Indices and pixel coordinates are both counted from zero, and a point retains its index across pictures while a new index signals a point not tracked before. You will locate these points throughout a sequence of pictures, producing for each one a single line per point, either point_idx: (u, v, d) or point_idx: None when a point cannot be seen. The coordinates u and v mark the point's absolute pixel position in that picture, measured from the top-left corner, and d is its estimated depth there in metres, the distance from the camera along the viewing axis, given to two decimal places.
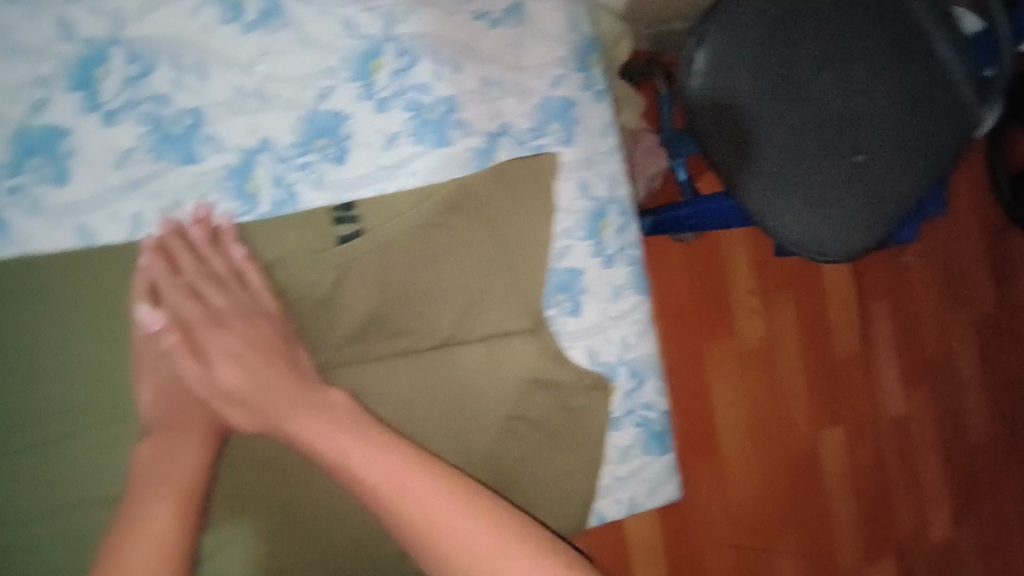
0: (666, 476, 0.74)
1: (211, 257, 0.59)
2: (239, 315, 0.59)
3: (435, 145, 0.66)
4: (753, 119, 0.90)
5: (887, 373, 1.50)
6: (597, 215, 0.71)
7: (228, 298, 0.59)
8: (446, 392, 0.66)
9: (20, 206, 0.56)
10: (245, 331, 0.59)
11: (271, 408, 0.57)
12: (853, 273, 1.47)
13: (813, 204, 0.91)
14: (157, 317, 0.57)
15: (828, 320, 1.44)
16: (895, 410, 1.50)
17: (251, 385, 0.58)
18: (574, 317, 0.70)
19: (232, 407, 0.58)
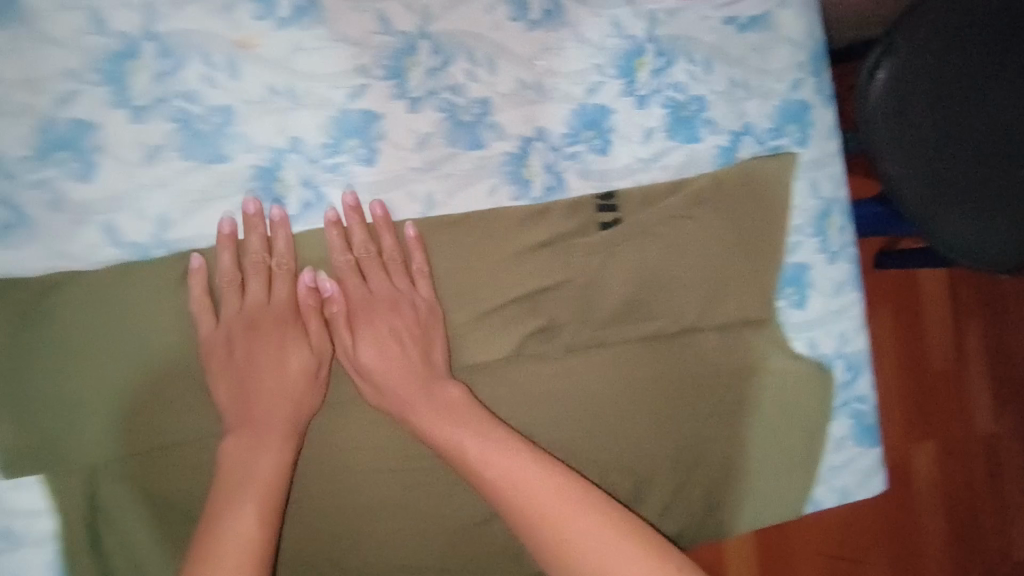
0: (875, 467, 0.77)
1: (381, 236, 0.62)
2: (387, 301, 0.61)
3: (686, 141, 0.69)
4: (931, 120, 0.74)
5: (979, 389, 1.31)
6: (823, 214, 0.73)
7: (383, 284, 0.62)
8: (687, 373, 0.70)
9: (337, 182, 0.61)
10: (389, 318, 0.61)
11: (420, 397, 0.60)
12: (945, 281, 1.31)
13: (987, 214, 0.73)
14: (331, 282, 0.60)
15: (920, 329, 1.28)
16: (988, 429, 1.31)
17: (385, 366, 0.60)
18: (799, 309, 0.73)
19: (365, 382, 0.60)
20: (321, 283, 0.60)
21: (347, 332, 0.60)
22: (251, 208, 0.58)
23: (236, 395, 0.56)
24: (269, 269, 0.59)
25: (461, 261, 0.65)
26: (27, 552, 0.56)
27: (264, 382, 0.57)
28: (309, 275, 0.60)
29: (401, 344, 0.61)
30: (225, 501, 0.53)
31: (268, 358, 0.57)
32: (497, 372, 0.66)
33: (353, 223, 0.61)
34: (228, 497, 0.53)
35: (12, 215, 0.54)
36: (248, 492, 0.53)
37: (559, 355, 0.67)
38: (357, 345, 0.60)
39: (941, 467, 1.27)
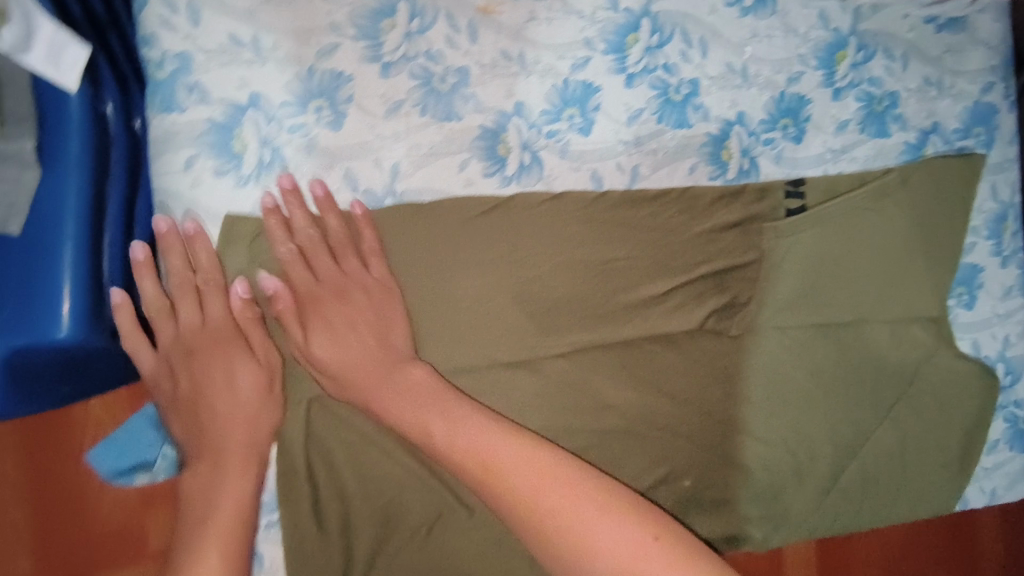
0: None
1: (325, 219, 0.58)
2: (334, 291, 0.58)
3: (876, 135, 0.71)
4: None
5: None
6: (1000, 218, 0.74)
7: (330, 272, 0.59)
8: (858, 362, 0.71)
9: (553, 147, 0.64)
10: (338, 309, 0.58)
11: (380, 385, 0.56)
12: None
13: None
14: (274, 281, 0.57)
15: None
16: None
17: (341, 362, 0.57)
18: (967, 309, 0.74)
19: (325, 380, 0.58)
20: (265, 283, 0.57)
21: (298, 330, 0.58)
22: (162, 226, 0.56)
23: (191, 426, 0.56)
24: (196, 287, 0.57)
25: (420, 255, 0.61)
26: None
27: (218, 407, 0.56)
28: (240, 285, 0.58)
29: (354, 333, 0.57)
30: (186, 538, 0.52)
31: (218, 380, 0.56)
32: (682, 345, 0.67)
33: (291, 211, 0.58)
34: (188, 533, 0.52)
35: (269, 154, 0.58)
36: (214, 526, 0.52)
37: (734, 335, 0.68)
38: (307, 341, 0.58)
39: None
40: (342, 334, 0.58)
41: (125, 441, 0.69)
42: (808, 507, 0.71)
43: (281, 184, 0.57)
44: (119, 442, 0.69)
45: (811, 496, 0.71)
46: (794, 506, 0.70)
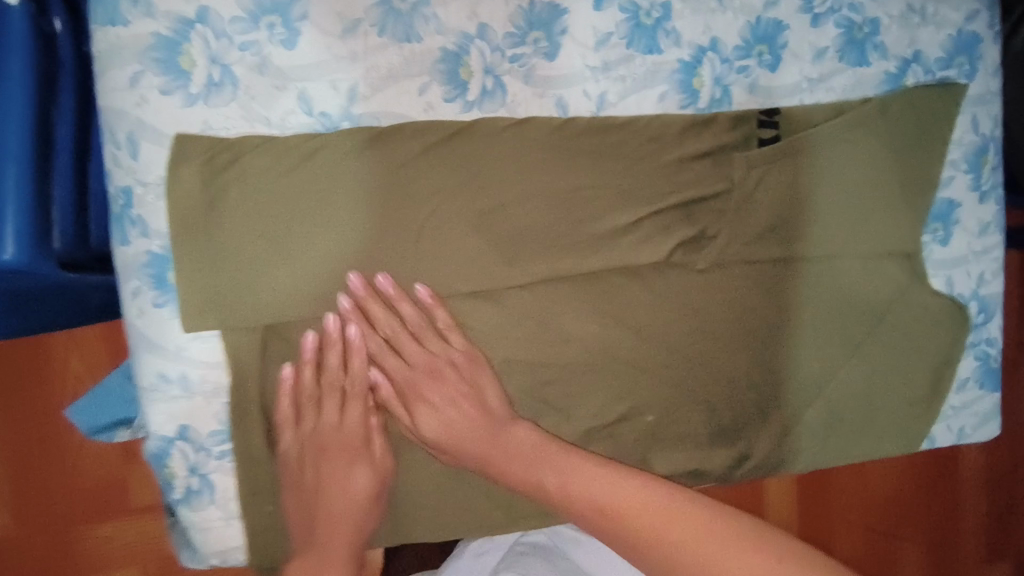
0: (993, 412, 0.77)
1: (399, 306, 0.60)
2: (427, 371, 0.61)
3: (855, 64, 0.69)
4: None
5: None
6: (980, 151, 0.73)
7: (419, 356, 0.61)
8: (829, 299, 0.70)
9: (517, 73, 0.62)
10: (435, 386, 0.61)
11: (488, 451, 0.60)
12: None
13: None
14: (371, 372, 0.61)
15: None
16: None
17: (451, 438, 0.61)
18: (942, 246, 0.73)
19: (440, 456, 0.62)
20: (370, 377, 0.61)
21: (403, 411, 0.61)
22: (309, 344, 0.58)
23: (305, 521, 0.59)
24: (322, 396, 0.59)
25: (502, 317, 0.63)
26: (202, 401, 0.58)
27: (333, 503, 0.59)
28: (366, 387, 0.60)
29: (456, 407, 0.61)
30: None
31: (336, 483, 0.59)
32: (649, 277, 0.66)
33: (371, 302, 0.59)
34: None
35: (219, 73, 0.56)
36: None
37: (702, 269, 0.67)
38: (414, 422, 0.61)
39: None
40: (442, 421, 0.61)
41: (107, 394, 0.65)
42: (773, 442, 0.70)
43: (355, 287, 0.58)
44: (99, 396, 0.65)
45: (775, 431, 0.70)
46: (758, 440, 0.70)
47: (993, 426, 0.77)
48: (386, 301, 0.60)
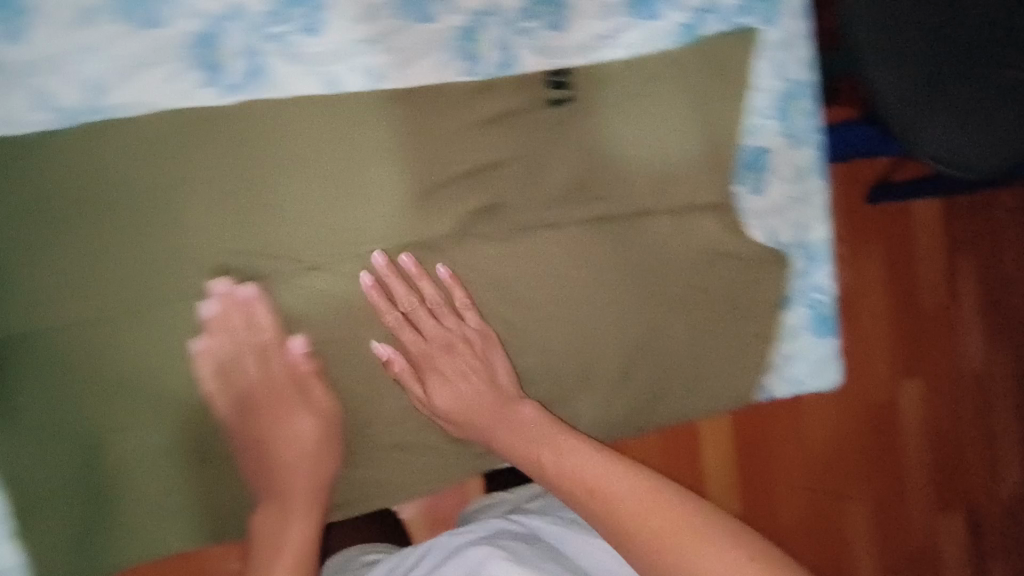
0: (831, 360, 0.77)
1: (420, 285, 0.64)
2: (442, 346, 0.65)
3: (647, 18, 0.68)
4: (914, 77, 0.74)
5: (960, 331, 1.55)
6: (789, 96, 0.72)
7: (437, 331, 0.65)
8: (642, 258, 0.70)
9: (278, 51, 0.59)
10: (450, 361, 0.66)
11: (496, 425, 0.65)
12: (923, 219, 1.51)
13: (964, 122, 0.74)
14: (387, 346, 0.64)
15: (911, 269, 1.50)
16: (969, 365, 1.57)
17: (461, 408, 0.66)
18: (756, 195, 0.73)
19: (449, 424, 0.67)
20: (380, 352, 0.64)
21: (418, 384, 0.65)
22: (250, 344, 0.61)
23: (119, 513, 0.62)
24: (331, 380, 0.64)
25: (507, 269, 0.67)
26: None
27: (281, 459, 0.63)
28: (383, 348, 0.64)
29: (466, 379, 0.66)
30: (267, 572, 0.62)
31: (284, 431, 0.63)
32: (448, 252, 0.65)
33: (393, 284, 0.63)
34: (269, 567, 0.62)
35: None
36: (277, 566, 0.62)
37: (504, 235, 0.67)
38: (429, 395, 0.65)
39: (923, 399, 1.53)
40: (453, 391, 0.66)
41: None
42: (596, 403, 0.71)
43: (377, 265, 0.63)
44: None
45: (595, 393, 0.71)
46: (580, 404, 0.71)
47: (836, 373, 0.78)
48: (407, 278, 0.64)
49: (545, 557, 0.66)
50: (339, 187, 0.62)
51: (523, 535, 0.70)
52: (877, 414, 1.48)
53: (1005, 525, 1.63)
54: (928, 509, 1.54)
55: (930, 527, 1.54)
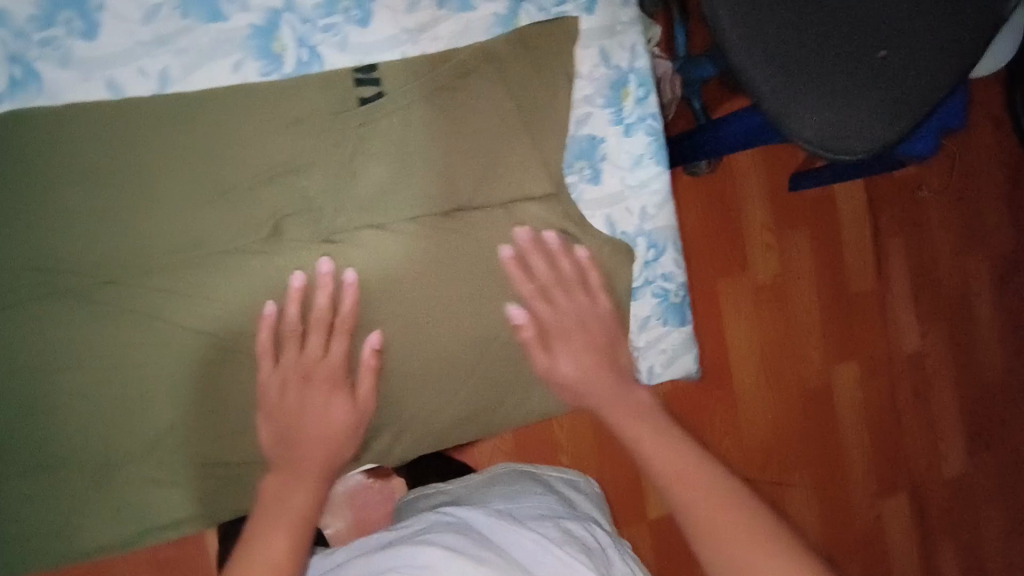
0: (684, 347, 0.77)
1: (561, 261, 0.69)
2: (576, 321, 0.69)
3: (458, 10, 0.66)
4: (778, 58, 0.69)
5: (898, 314, 1.65)
6: (618, 84, 0.71)
7: (568, 305, 0.69)
8: (474, 256, 0.68)
9: (51, 58, 0.57)
10: (580, 335, 0.69)
11: (615, 401, 0.66)
12: (860, 209, 1.58)
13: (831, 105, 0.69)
14: (524, 313, 0.68)
15: (841, 258, 1.57)
16: (905, 346, 1.65)
17: (586, 380, 0.67)
18: (593, 185, 0.72)
19: (567, 394, 0.69)
20: (514, 318, 0.69)
21: (545, 353, 0.69)
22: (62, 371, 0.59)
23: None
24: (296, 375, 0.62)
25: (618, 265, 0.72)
26: None
27: (309, 432, 0.62)
28: (519, 313, 0.68)
29: (593, 355, 0.68)
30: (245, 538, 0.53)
31: (313, 415, 0.62)
32: (258, 258, 0.63)
33: (534, 256, 0.68)
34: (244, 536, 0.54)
35: None
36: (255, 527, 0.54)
37: (320, 237, 0.64)
38: (554, 362, 0.68)
39: (860, 383, 1.60)
40: (573, 355, 0.68)
41: None
42: (435, 404, 0.70)
43: (523, 240, 0.68)
44: None
45: (432, 395, 0.69)
46: (415, 407, 0.69)
47: (687, 362, 0.78)
48: (548, 253, 0.69)
49: (486, 542, 0.59)
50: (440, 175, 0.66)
51: (455, 524, 0.64)
52: (812, 399, 1.53)
53: (947, 501, 1.69)
54: (869, 490, 1.59)
55: (871, 507, 1.60)
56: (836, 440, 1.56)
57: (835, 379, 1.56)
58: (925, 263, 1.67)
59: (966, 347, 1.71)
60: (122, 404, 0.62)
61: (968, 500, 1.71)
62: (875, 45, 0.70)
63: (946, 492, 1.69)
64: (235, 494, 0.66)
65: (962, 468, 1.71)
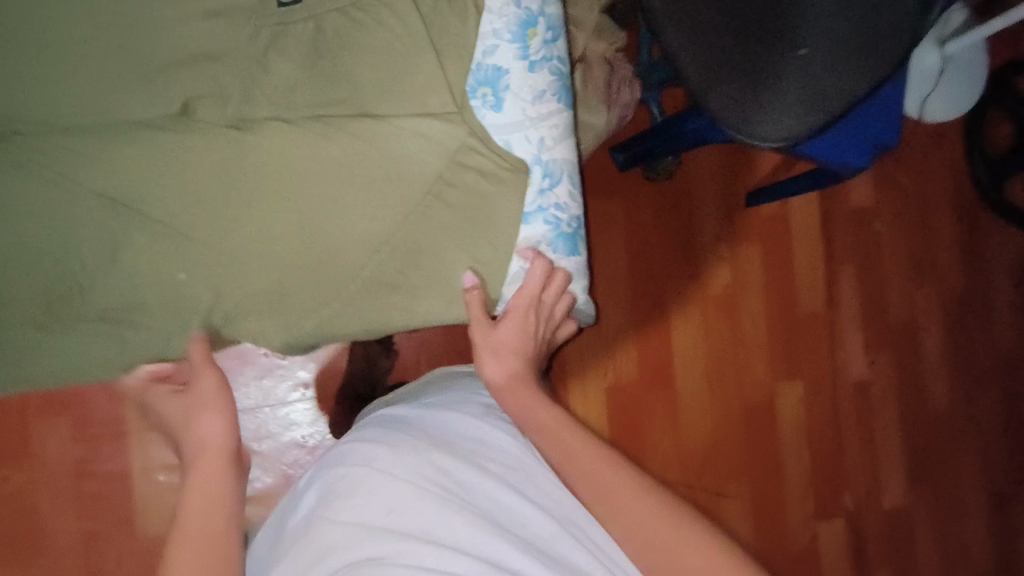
0: (572, 275, 0.82)
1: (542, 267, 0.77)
2: (526, 313, 0.77)
3: None
4: (715, 47, 0.86)
5: (852, 341, 1.73)
6: (526, 23, 0.76)
7: (528, 299, 0.77)
8: (373, 162, 0.73)
9: None
10: (524, 321, 0.77)
11: (523, 370, 0.77)
12: (822, 237, 1.70)
13: (747, 87, 0.84)
14: (477, 282, 0.76)
15: (796, 279, 1.68)
16: (856, 373, 1.73)
17: (509, 342, 0.77)
18: (495, 111, 0.76)
19: (486, 351, 0.77)
20: (467, 281, 0.76)
21: (484, 319, 0.76)
22: None
23: None
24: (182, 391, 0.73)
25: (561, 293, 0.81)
26: None
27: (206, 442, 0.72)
28: (472, 279, 0.76)
29: (525, 336, 0.78)
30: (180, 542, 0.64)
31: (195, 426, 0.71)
32: (164, 131, 0.68)
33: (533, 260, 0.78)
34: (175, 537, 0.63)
35: None
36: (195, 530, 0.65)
37: (227, 122, 0.69)
38: (495, 329, 0.76)
39: (805, 402, 1.70)
40: (525, 333, 0.78)
41: None
42: (319, 296, 0.74)
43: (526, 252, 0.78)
44: None
45: (322, 287, 0.74)
46: (304, 295, 0.73)
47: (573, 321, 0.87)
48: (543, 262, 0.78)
49: (402, 427, 0.76)
50: (330, 179, 0.72)
51: (400, 418, 0.79)
52: (750, 412, 1.66)
53: (886, 533, 1.75)
54: (805, 513, 1.69)
55: (808, 529, 1.69)
56: (780, 457, 1.67)
57: (780, 395, 1.68)
58: (877, 295, 1.73)
59: (914, 386, 1.76)
60: (18, 250, 0.66)
61: (906, 535, 1.76)
62: (800, 38, 0.82)
63: (892, 526, 1.76)
64: (119, 353, 0.70)
65: (904, 502, 1.76)
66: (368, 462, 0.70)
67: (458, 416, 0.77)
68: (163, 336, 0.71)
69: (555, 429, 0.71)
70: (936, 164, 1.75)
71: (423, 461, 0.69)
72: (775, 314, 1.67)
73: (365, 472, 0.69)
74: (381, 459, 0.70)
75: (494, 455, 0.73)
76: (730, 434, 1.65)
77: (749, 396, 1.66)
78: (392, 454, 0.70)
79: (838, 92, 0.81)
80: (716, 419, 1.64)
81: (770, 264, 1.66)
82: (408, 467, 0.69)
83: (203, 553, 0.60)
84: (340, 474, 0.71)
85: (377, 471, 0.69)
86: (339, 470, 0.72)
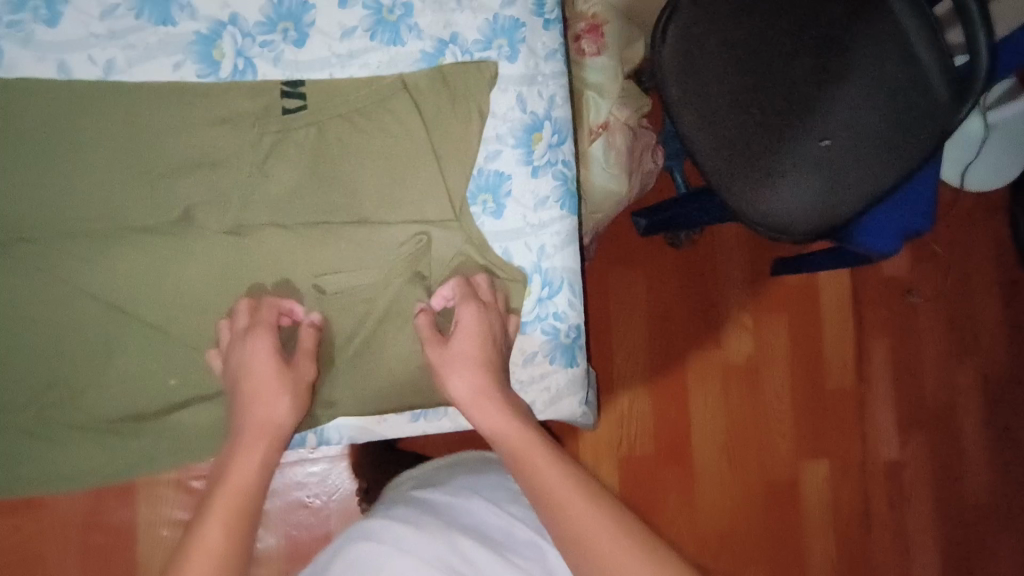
0: (568, 388, 0.78)
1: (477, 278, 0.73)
2: (478, 330, 0.69)
3: (388, 42, 0.73)
4: (735, 136, 0.94)
5: (882, 417, 1.55)
6: (531, 128, 0.76)
7: (479, 314, 0.70)
8: (369, 269, 0.72)
9: (15, 38, 0.66)
10: (479, 335, 0.69)
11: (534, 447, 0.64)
12: (852, 304, 1.55)
13: (762, 179, 0.93)
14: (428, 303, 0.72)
15: (822, 350, 1.54)
16: (886, 453, 1.55)
17: (472, 359, 0.68)
18: (494, 218, 0.75)
19: (450, 375, 0.68)
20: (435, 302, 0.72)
21: (436, 344, 0.70)
22: None
23: None
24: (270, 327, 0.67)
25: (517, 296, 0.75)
26: None
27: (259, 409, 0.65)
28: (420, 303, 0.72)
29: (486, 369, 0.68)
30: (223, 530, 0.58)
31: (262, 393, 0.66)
32: (162, 236, 0.68)
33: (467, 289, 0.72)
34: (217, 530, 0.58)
35: None
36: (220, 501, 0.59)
37: (225, 226, 0.69)
38: (447, 346, 0.69)
39: (830, 484, 1.54)
40: (483, 339, 0.69)
41: None
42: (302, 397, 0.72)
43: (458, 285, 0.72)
44: None
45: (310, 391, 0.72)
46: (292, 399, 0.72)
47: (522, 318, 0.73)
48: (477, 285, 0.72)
49: (430, 511, 0.68)
50: (333, 293, 0.71)
51: (418, 500, 0.72)
52: (772, 492, 1.51)
53: None
54: None
55: None
56: (803, 546, 1.51)
57: (805, 476, 1.52)
58: (908, 364, 1.56)
59: (948, 467, 1.55)
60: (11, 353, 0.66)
61: None
62: (822, 132, 0.92)
63: None
64: (99, 450, 0.69)
65: None
66: (394, 542, 0.62)
67: (487, 507, 0.70)
68: (152, 443, 0.69)
69: (584, 516, 0.58)
70: (985, 227, 1.56)
71: (451, 551, 0.62)
72: (800, 394, 1.53)
73: (390, 554, 0.62)
74: (406, 540, 0.63)
75: (525, 553, 0.66)
76: (752, 513, 1.50)
77: (779, 488, 1.51)
78: (416, 535, 0.63)
79: (869, 179, 0.89)
80: (735, 505, 1.49)
81: (797, 337, 1.53)
82: (435, 552, 0.61)
83: (235, 510, 0.59)
84: (356, 552, 0.64)
85: (405, 554, 0.61)
86: (359, 547, 0.64)
